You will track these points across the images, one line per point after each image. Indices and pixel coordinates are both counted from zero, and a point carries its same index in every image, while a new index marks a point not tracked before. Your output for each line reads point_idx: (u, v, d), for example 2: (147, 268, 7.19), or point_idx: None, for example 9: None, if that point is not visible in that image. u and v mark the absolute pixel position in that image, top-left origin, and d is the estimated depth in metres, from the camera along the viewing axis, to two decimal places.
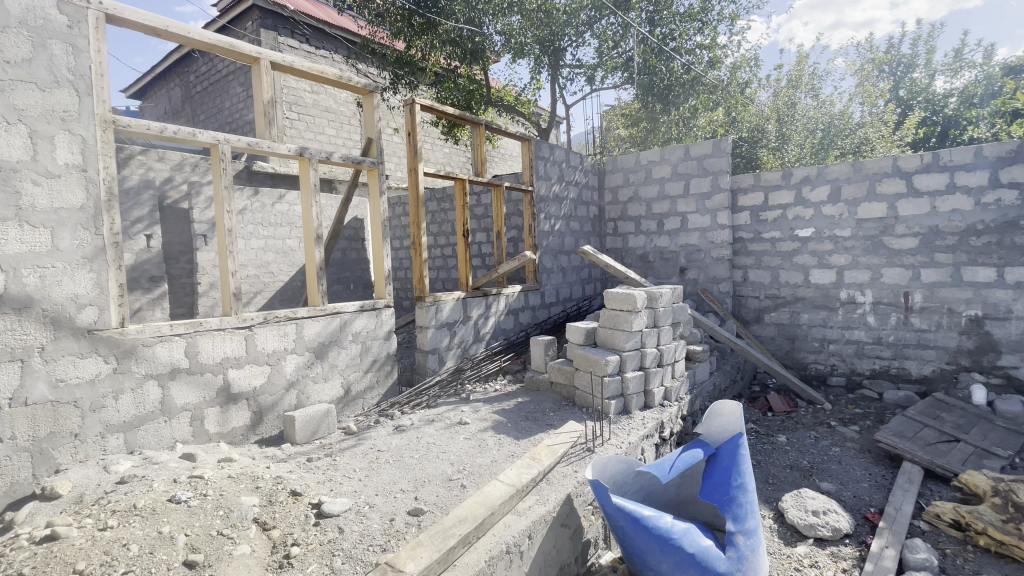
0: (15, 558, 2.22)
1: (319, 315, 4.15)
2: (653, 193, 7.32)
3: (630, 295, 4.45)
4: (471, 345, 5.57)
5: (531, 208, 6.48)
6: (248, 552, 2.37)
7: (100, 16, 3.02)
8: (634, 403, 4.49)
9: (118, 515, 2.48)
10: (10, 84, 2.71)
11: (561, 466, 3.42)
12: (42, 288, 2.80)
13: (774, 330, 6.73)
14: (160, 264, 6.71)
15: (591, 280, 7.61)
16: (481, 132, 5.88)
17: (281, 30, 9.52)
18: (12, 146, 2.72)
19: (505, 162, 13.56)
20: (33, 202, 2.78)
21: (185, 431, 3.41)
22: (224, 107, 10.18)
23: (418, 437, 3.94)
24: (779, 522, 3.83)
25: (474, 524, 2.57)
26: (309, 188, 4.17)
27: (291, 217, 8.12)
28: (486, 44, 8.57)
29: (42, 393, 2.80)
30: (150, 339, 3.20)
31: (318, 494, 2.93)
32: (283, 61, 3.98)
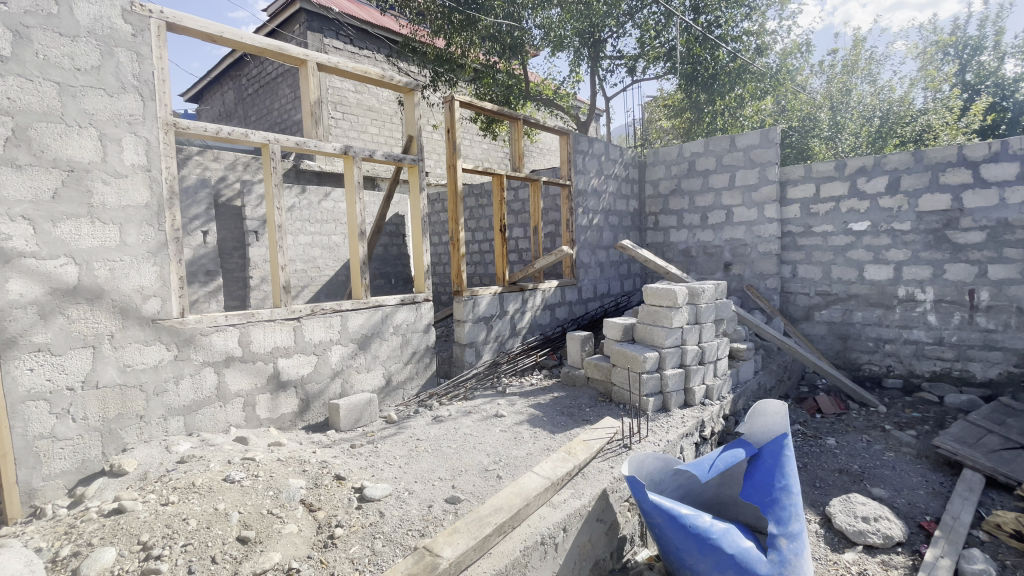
0: (86, 529, 2.42)
1: (363, 308, 4.29)
2: (695, 186, 7.14)
3: (670, 291, 4.37)
4: (507, 339, 5.62)
5: (569, 202, 6.42)
6: (295, 531, 2.50)
7: (161, 25, 3.22)
8: (674, 401, 4.41)
9: (178, 491, 2.68)
10: (82, 90, 2.93)
11: (597, 461, 3.41)
12: (112, 280, 3.03)
13: (824, 329, 6.44)
14: (215, 259, 7.10)
15: (630, 275, 7.51)
16: (519, 127, 5.89)
17: (326, 31, 9.81)
18: (84, 149, 2.93)
19: (543, 157, 13.54)
20: (103, 200, 3.00)
21: (238, 416, 3.61)
22: (274, 108, 10.63)
23: (456, 427, 4.02)
24: (826, 527, 3.68)
25: (509, 514, 2.60)
26: (353, 185, 4.30)
27: (335, 214, 8.41)
28: (525, 38, 8.55)
29: (111, 377, 3.03)
30: (207, 328, 3.41)
31: (361, 479, 3.04)
32: (329, 62, 4.11)
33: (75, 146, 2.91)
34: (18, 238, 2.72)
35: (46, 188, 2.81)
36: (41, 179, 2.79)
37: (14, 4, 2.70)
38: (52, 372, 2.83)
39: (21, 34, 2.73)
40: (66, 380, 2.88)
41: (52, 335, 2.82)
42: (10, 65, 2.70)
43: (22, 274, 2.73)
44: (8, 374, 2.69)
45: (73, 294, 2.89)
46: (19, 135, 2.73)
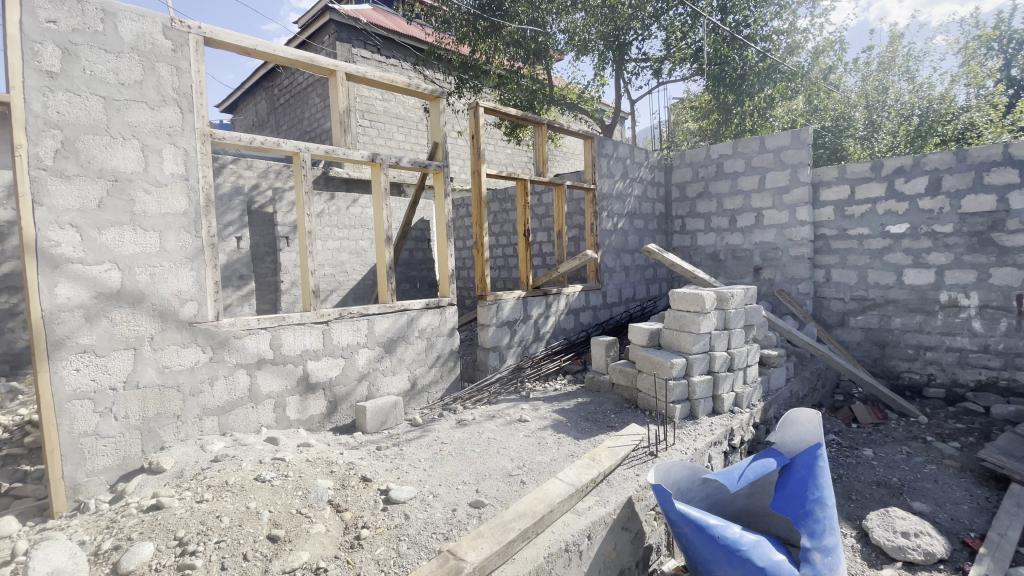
0: (127, 523, 2.53)
1: (388, 312, 4.35)
2: (724, 188, 7.01)
3: (698, 295, 4.30)
4: (531, 344, 5.61)
5: (593, 206, 6.38)
6: (323, 531, 2.55)
7: (199, 40, 3.36)
8: (702, 409, 4.32)
9: (213, 489, 2.76)
10: (126, 104, 3.08)
11: (622, 469, 3.36)
12: (152, 285, 3.16)
13: (860, 335, 6.22)
14: (248, 263, 7.33)
15: (656, 279, 7.41)
16: (543, 132, 5.89)
17: (355, 41, 10.04)
18: (128, 159, 3.08)
19: (567, 160, 13.52)
20: (145, 209, 3.14)
21: (269, 416, 3.71)
22: (304, 116, 10.93)
23: (480, 431, 4.04)
24: (863, 542, 3.54)
25: (534, 519, 2.59)
26: (380, 192, 4.39)
27: (363, 219, 8.57)
28: (549, 43, 8.56)
29: (151, 378, 3.16)
30: (241, 331, 3.52)
31: (386, 481, 3.08)
32: (357, 71, 4.20)
33: (119, 157, 3.05)
34: (67, 245, 2.87)
35: (92, 197, 2.95)
36: (87, 189, 2.94)
37: (63, 23, 2.86)
38: (96, 372, 2.97)
39: (70, 51, 2.89)
40: (109, 380, 3.01)
41: (97, 337, 2.96)
42: (60, 81, 2.86)
43: (70, 279, 2.87)
44: (57, 373, 2.84)
45: (116, 298, 3.03)
46: (68, 147, 2.88)
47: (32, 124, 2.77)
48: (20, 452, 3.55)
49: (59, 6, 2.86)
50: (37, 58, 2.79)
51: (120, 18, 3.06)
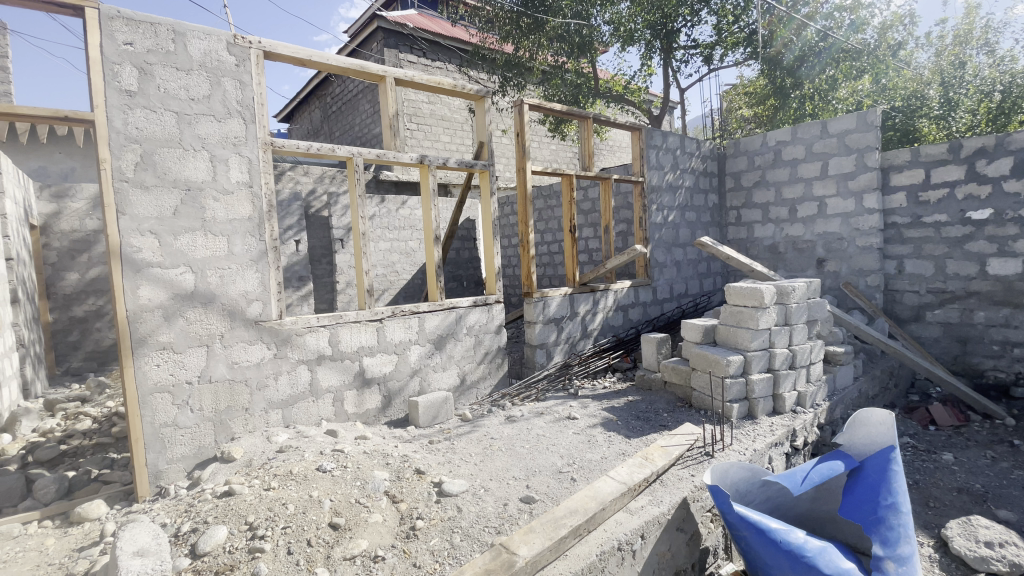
0: (204, 507, 2.73)
1: (438, 309, 4.45)
2: (783, 176, 6.66)
3: (756, 290, 4.11)
4: (579, 341, 5.56)
5: (642, 199, 6.22)
6: (381, 521, 2.64)
7: (260, 54, 3.56)
8: (761, 408, 4.14)
9: (279, 478, 2.93)
10: (197, 117, 3.30)
11: (677, 469, 3.27)
12: (221, 286, 3.38)
13: (939, 331, 5.74)
14: (306, 265, 7.68)
15: (709, 274, 7.15)
16: (589, 126, 5.81)
17: (402, 47, 10.29)
18: (199, 169, 3.30)
19: (614, 154, 13.30)
20: (214, 215, 3.36)
21: (329, 410, 3.88)
22: (355, 122, 11.34)
23: (529, 428, 4.05)
24: (942, 552, 3.27)
25: (585, 517, 2.57)
26: (428, 192, 4.47)
27: (412, 220, 8.80)
28: (594, 36, 8.42)
29: (222, 372, 3.38)
30: (302, 329, 3.70)
31: (439, 474, 3.16)
32: (405, 76, 4.29)
33: (191, 168, 3.28)
34: (147, 250, 3.12)
35: (168, 206, 3.19)
36: (164, 198, 3.18)
37: (139, 45, 3.10)
38: (174, 368, 3.21)
39: (145, 71, 3.13)
40: (185, 375, 3.25)
41: (174, 335, 3.21)
42: (138, 99, 3.10)
43: (150, 281, 3.13)
44: (140, 369, 3.09)
45: (191, 298, 3.27)
46: (147, 160, 3.13)
47: (115, 140, 3.03)
48: (109, 441, 3.90)
49: (135, 29, 3.10)
50: (116, 78, 3.04)
51: (189, 37, 3.28)
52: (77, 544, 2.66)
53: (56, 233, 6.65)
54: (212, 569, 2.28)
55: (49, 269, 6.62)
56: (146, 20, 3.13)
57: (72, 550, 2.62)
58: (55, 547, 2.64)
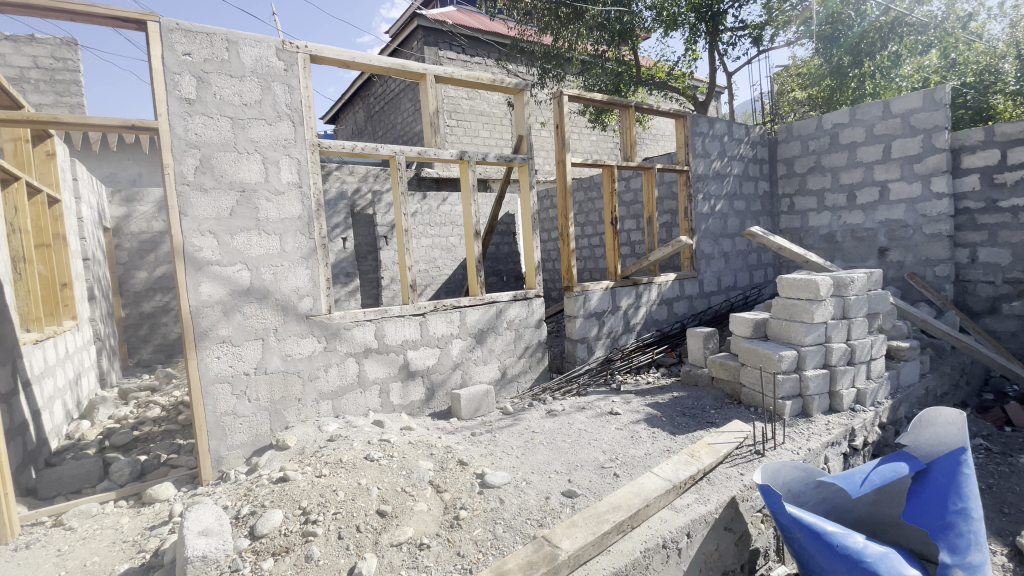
0: (262, 491, 2.88)
1: (479, 303, 4.49)
2: (840, 161, 6.29)
3: (811, 281, 3.91)
4: (621, 335, 5.47)
5: (687, 189, 6.02)
6: (425, 509, 2.70)
7: (306, 58, 3.67)
8: (816, 405, 3.95)
9: (330, 466, 3.05)
10: (250, 121, 3.47)
11: (724, 467, 3.16)
12: (275, 282, 3.55)
13: (1017, 324, 5.28)
14: (352, 262, 7.93)
15: (760, 265, 6.85)
16: (630, 115, 5.67)
17: (441, 44, 10.38)
18: (252, 171, 3.47)
19: (657, 143, 12.97)
20: (267, 215, 3.52)
21: (375, 401, 4.00)
22: (397, 121, 11.57)
23: (570, 422, 4.04)
24: (1018, 562, 3.03)
25: (629, 513, 2.54)
26: (468, 188, 4.51)
27: (453, 216, 8.90)
28: (635, 22, 8.19)
29: (276, 364, 3.56)
30: (350, 323, 3.83)
31: (481, 466, 3.20)
32: (445, 73, 4.33)
33: (245, 170, 3.44)
34: (207, 249, 3.31)
35: (225, 207, 3.37)
36: (222, 200, 3.36)
37: (196, 55, 3.28)
38: (233, 360, 3.40)
39: (202, 79, 3.31)
40: (243, 366, 3.44)
41: (232, 329, 3.39)
42: (196, 106, 3.29)
43: (210, 278, 3.32)
44: (203, 361, 3.30)
45: (247, 294, 3.45)
46: (205, 164, 3.31)
47: (177, 146, 3.22)
48: (176, 428, 4.18)
49: (193, 39, 3.27)
50: (177, 88, 3.23)
51: (241, 45, 3.43)
52: (148, 523, 2.88)
53: (126, 234, 7.16)
54: (270, 551, 2.42)
55: (120, 268, 7.15)
56: (202, 30, 3.30)
57: (144, 528, 2.83)
58: (129, 526, 2.86)
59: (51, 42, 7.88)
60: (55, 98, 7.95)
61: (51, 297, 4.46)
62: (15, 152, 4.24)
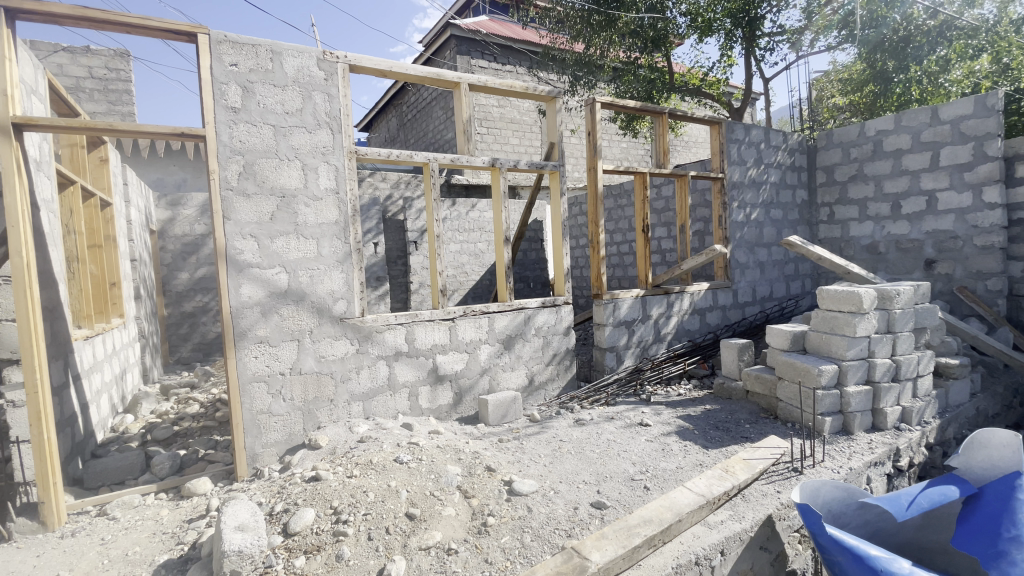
0: (295, 490, 2.94)
1: (507, 309, 4.49)
2: (884, 169, 6.06)
3: (853, 293, 3.77)
4: (651, 345, 5.37)
5: (721, 197, 5.90)
6: (453, 514, 2.70)
7: (345, 68, 3.78)
8: (858, 423, 3.78)
9: (360, 466, 3.09)
10: (291, 129, 3.58)
11: (760, 484, 3.06)
12: (311, 285, 3.64)
13: None
14: (382, 266, 8.07)
15: (796, 276, 6.64)
16: (663, 122, 5.60)
17: (473, 53, 10.51)
18: (292, 177, 3.57)
19: (689, 150, 12.77)
20: (306, 220, 3.62)
21: (404, 404, 4.04)
22: (429, 128, 11.76)
23: (599, 432, 3.98)
24: None
25: (660, 527, 2.47)
26: (499, 195, 4.53)
27: (481, 222, 8.95)
28: (669, 29, 8.10)
29: (310, 365, 3.64)
30: (381, 326, 3.89)
31: (509, 473, 3.18)
32: (479, 81, 4.38)
33: (286, 176, 3.55)
34: (248, 252, 3.42)
35: (266, 211, 3.48)
36: (263, 205, 3.48)
37: (242, 65, 3.41)
38: (270, 360, 3.50)
39: (247, 88, 3.43)
40: (279, 366, 3.53)
41: (270, 330, 3.49)
42: (241, 115, 3.41)
43: (250, 280, 3.43)
44: (241, 360, 3.40)
45: (285, 296, 3.54)
46: (248, 170, 3.43)
47: (222, 153, 3.35)
48: (213, 424, 4.32)
49: (239, 50, 3.41)
50: (224, 97, 3.36)
51: (284, 56, 3.55)
52: (186, 516, 2.97)
53: (170, 237, 7.48)
54: (302, 549, 2.46)
55: (165, 269, 7.46)
56: (248, 42, 3.43)
57: (182, 521, 2.92)
58: (168, 518, 2.96)
59: (106, 53, 8.34)
60: (108, 106, 8.39)
61: (101, 295, 4.68)
62: (72, 157, 4.49)
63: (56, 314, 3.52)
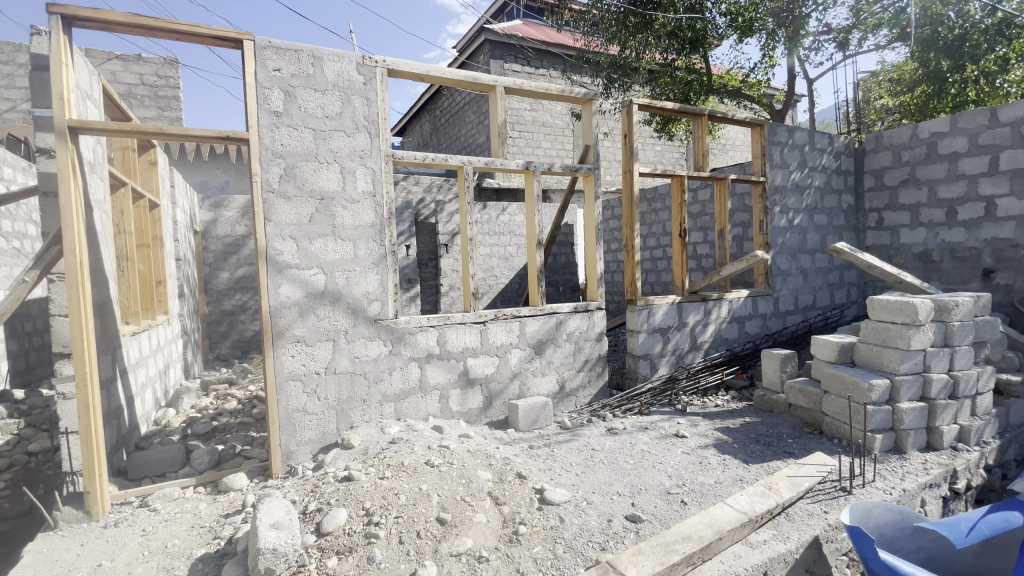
0: (328, 489, 2.96)
1: (539, 314, 4.44)
2: (938, 173, 5.74)
3: (908, 303, 3.56)
4: (687, 353, 5.21)
5: (762, 201, 5.70)
6: (484, 521, 2.67)
7: (383, 72, 3.81)
8: (912, 442, 3.57)
9: (392, 468, 3.10)
10: (331, 133, 3.64)
11: (805, 503, 2.91)
12: (346, 286, 3.68)
13: None
14: (414, 268, 8.14)
15: (841, 284, 6.35)
16: (703, 124, 5.45)
17: (507, 57, 10.53)
18: (331, 180, 3.63)
19: (726, 153, 12.44)
20: (343, 222, 3.67)
21: (435, 407, 4.03)
22: (461, 132, 11.86)
23: (632, 442, 3.88)
24: None
25: (700, 544, 2.37)
26: (533, 198, 4.48)
27: (512, 226, 8.93)
28: (707, 30, 7.90)
29: (345, 365, 3.67)
30: (414, 328, 3.90)
31: (540, 480, 3.12)
32: (514, 84, 4.35)
33: (325, 178, 3.61)
34: (288, 253, 3.49)
35: (305, 213, 3.54)
36: (302, 207, 3.54)
37: (285, 70, 3.49)
38: (306, 359, 3.55)
39: (290, 93, 3.51)
40: (314, 366, 3.58)
41: (306, 330, 3.55)
42: (283, 119, 3.49)
43: (289, 280, 3.50)
44: (279, 358, 3.47)
45: (322, 296, 3.60)
46: (289, 172, 3.50)
47: (264, 156, 3.43)
48: (250, 421, 4.41)
49: (282, 56, 3.49)
50: (267, 101, 3.44)
51: (326, 60, 3.62)
52: (223, 511, 3.03)
53: (213, 237, 7.76)
54: (334, 549, 2.47)
55: (207, 268, 7.73)
56: (292, 48, 3.51)
57: (220, 515, 2.98)
58: (206, 511, 3.03)
59: (157, 61, 8.73)
60: (158, 112, 8.78)
61: (147, 293, 4.86)
62: (123, 160, 4.68)
63: (106, 310, 3.67)
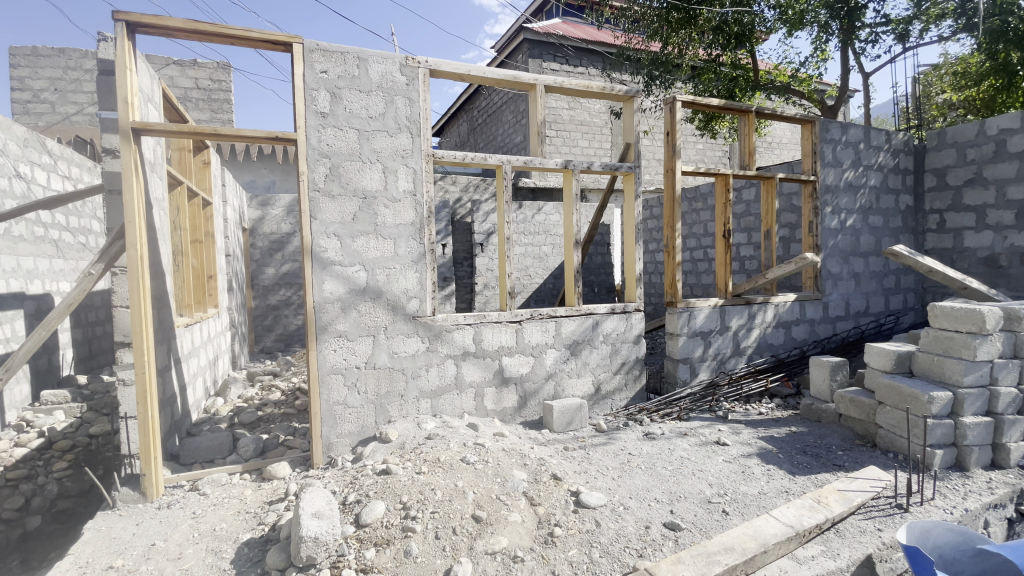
0: (366, 482, 3.02)
1: (575, 314, 4.40)
2: (1008, 172, 5.36)
3: (974, 311, 3.33)
4: (729, 358, 5.04)
5: (811, 201, 5.45)
6: (519, 521, 2.66)
7: (426, 72, 3.86)
8: (976, 459, 3.33)
9: (428, 463, 3.13)
10: (375, 133, 3.71)
11: (857, 519, 2.76)
12: (387, 283, 3.75)
13: None
14: (449, 267, 8.22)
15: (897, 289, 6.01)
16: (749, 121, 5.26)
17: (545, 56, 10.51)
18: (373, 179, 3.70)
19: (771, 151, 11.99)
20: (384, 220, 3.74)
21: (471, 404, 4.06)
22: (498, 132, 11.91)
23: (671, 448, 3.79)
24: None
25: (743, 557, 2.30)
26: (572, 197, 4.44)
27: (547, 225, 8.89)
28: (755, 24, 7.68)
29: (384, 361, 3.75)
30: (451, 326, 3.94)
31: (576, 483, 3.08)
32: (555, 82, 4.31)
33: (367, 178, 3.69)
34: (332, 250, 3.59)
35: (348, 212, 3.63)
36: (346, 205, 3.62)
37: (331, 72, 3.59)
38: (348, 353, 3.64)
39: (336, 94, 3.60)
40: (355, 360, 3.66)
41: (348, 325, 3.64)
42: (329, 119, 3.58)
43: (333, 277, 3.59)
44: (322, 352, 3.57)
45: (363, 293, 3.68)
46: (334, 172, 3.59)
47: (311, 156, 3.53)
48: (292, 412, 4.57)
49: (329, 58, 3.58)
50: (314, 102, 3.54)
51: (370, 62, 3.69)
52: (267, 498, 3.14)
53: (260, 234, 8.07)
54: (372, 541, 2.52)
55: (253, 264, 8.05)
56: (338, 50, 3.60)
57: (263, 502, 3.09)
58: (251, 498, 3.15)
59: (211, 66, 9.15)
60: (211, 114, 9.21)
61: (199, 286, 5.09)
62: (180, 160, 4.92)
63: (163, 303, 3.86)
